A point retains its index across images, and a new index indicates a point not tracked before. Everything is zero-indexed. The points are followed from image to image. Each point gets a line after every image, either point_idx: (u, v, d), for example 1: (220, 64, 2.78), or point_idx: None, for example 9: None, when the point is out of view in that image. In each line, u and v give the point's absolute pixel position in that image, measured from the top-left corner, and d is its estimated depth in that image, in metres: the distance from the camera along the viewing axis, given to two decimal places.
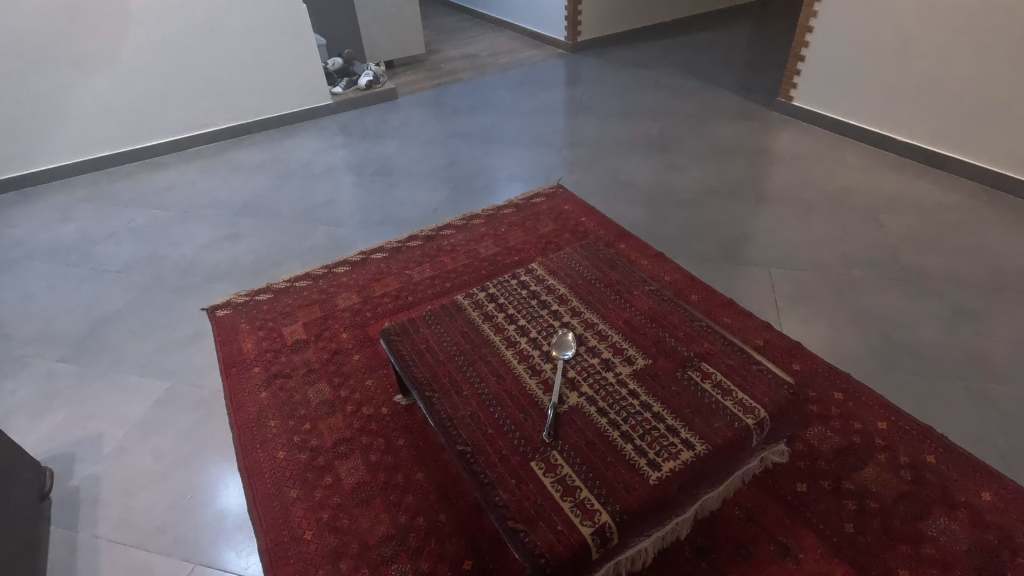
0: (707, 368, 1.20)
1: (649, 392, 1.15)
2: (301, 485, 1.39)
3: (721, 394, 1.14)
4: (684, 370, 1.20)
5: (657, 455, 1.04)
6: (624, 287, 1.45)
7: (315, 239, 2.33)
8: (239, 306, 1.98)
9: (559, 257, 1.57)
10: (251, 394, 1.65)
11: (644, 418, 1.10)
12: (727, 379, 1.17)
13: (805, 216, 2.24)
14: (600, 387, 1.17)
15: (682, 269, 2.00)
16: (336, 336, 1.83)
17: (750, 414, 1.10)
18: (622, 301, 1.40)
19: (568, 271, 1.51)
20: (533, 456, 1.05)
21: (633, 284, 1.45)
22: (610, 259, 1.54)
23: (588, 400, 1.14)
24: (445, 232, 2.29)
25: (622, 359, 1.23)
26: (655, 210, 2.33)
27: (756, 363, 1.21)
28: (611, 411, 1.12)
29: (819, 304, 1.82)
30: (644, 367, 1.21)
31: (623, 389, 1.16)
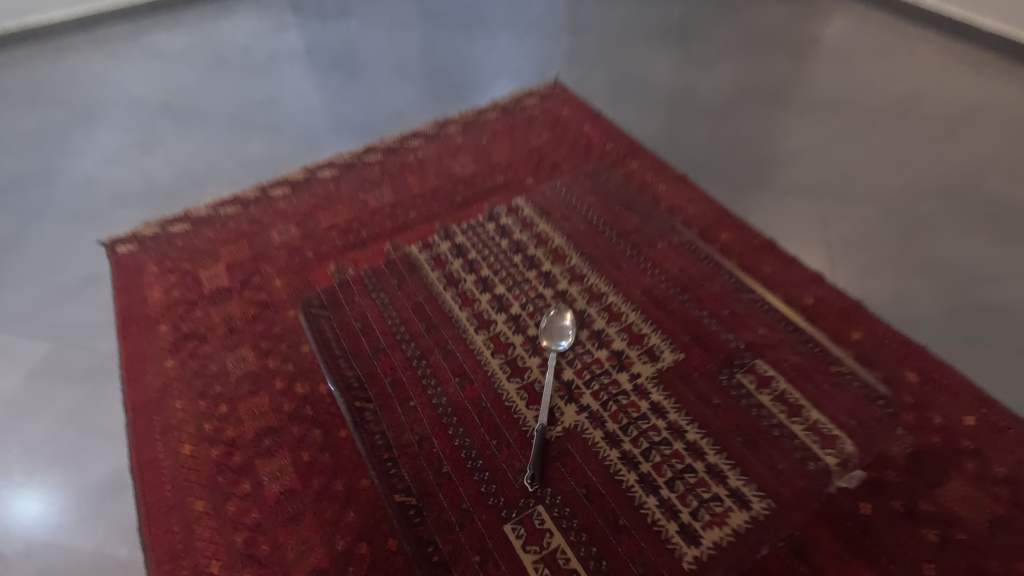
0: (766, 371, 1.02)
1: (684, 414, 0.98)
2: (210, 493, 1.07)
3: (788, 415, 0.97)
4: (731, 375, 1.03)
5: (693, 512, 0.88)
6: (641, 243, 1.27)
7: (250, 150, 1.85)
8: (146, 240, 1.56)
9: (566, 197, 1.39)
10: (154, 363, 1.28)
11: (672, 452, 0.94)
12: (793, 390, 1.00)
13: (864, 129, 1.78)
14: (612, 400, 1.01)
15: (709, 198, 1.56)
16: (268, 283, 1.42)
17: (832, 451, 0.93)
18: (645, 263, 1.23)
19: (572, 220, 1.33)
20: (508, 516, 0.92)
21: (657, 235, 1.29)
22: (625, 198, 1.39)
23: (596, 424, 0.99)
24: (412, 143, 1.81)
25: (644, 359, 1.06)
26: (677, 118, 1.84)
27: (835, 364, 1.03)
28: (628, 438, 0.97)
29: (884, 249, 1.43)
30: (674, 372, 1.04)
31: (644, 408, 1.00)
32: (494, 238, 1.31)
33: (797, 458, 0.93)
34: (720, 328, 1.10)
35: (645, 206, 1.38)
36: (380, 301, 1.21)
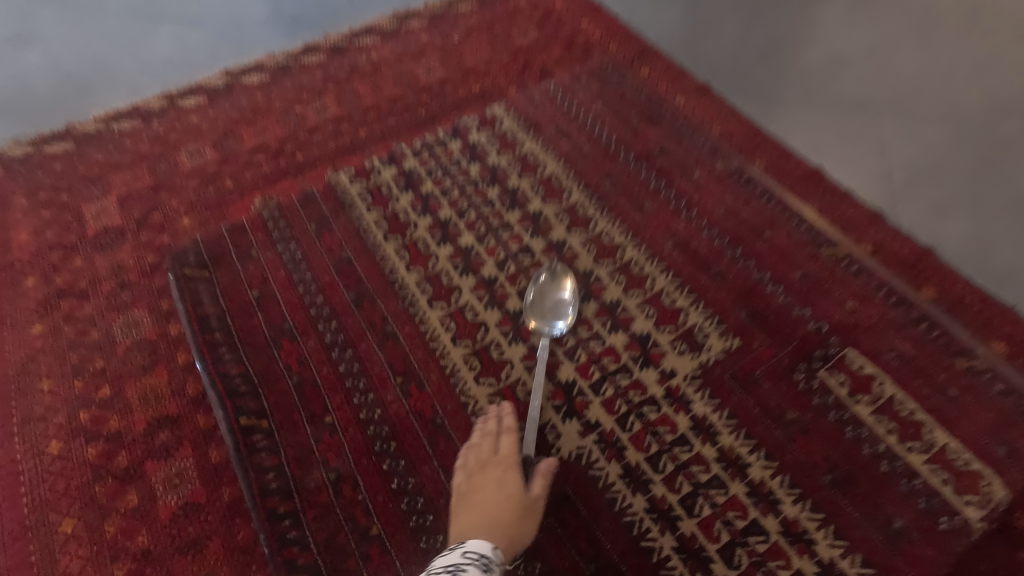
0: (863, 369, 0.82)
1: (744, 436, 0.78)
2: (84, 509, 0.80)
3: (894, 437, 0.77)
4: (809, 376, 0.82)
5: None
6: (670, 170, 1.05)
7: (155, 47, 1.45)
8: (15, 165, 1.20)
9: (579, 113, 1.14)
10: (17, 329, 0.97)
11: (728, 500, 0.74)
12: (902, 397, 0.80)
13: (929, 27, 1.43)
14: (636, 416, 0.80)
15: (738, 113, 1.23)
16: (173, 222, 1.10)
17: (976, 500, 0.73)
18: (677, 203, 1.01)
19: (583, 148, 1.08)
20: None
21: (690, 159, 1.07)
22: (649, 110, 1.15)
23: (613, 453, 0.79)
24: (364, 40, 1.43)
25: (684, 356, 0.84)
26: (697, 12, 1.47)
27: (952, 358, 0.83)
28: (662, 476, 0.76)
29: (957, 180, 1.13)
30: (727, 373, 0.82)
31: (678, 429, 0.79)
32: (467, 180, 1.05)
33: (919, 509, 0.73)
34: (794, 301, 0.89)
35: (678, 117, 1.15)
36: (287, 256, 0.97)
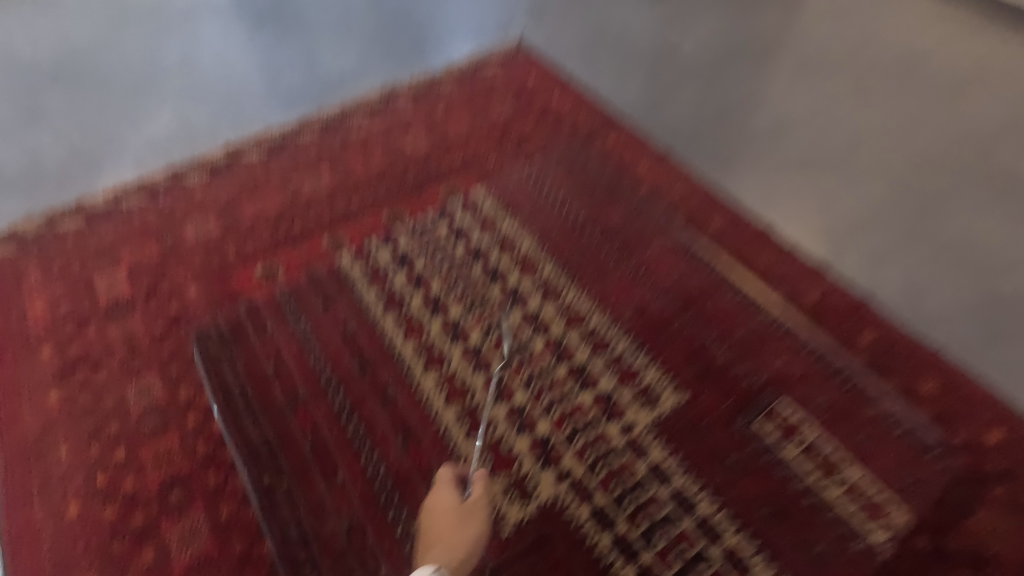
0: (791, 416, 0.95)
1: (694, 475, 0.90)
2: (102, 567, 0.86)
3: (819, 472, 0.90)
4: (748, 421, 0.94)
5: None
6: (631, 241, 1.16)
7: (159, 124, 1.56)
8: (29, 240, 1.28)
9: (545, 189, 1.27)
10: (34, 398, 1.04)
11: (680, 533, 0.86)
12: (824, 437, 0.93)
13: (863, 95, 1.60)
14: (602, 462, 0.92)
15: (695, 177, 1.37)
16: (181, 290, 1.19)
17: (878, 518, 0.86)
18: (638, 272, 1.12)
19: (551, 218, 1.21)
20: None
21: (648, 230, 1.19)
22: (612, 186, 1.27)
23: (582, 494, 0.90)
24: (355, 116, 1.56)
25: (641, 406, 0.97)
26: (657, 84, 1.63)
27: (873, 407, 0.95)
28: (625, 513, 0.88)
29: (888, 234, 1.27)
30: (679, 421, 0.95)
31: (639, 471, 0.91)
32: (454, 254, 1.18)
33: (836, 534, 0.85)
34: (735, 357, 1.01)
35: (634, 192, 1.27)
36: (298, 331, 1.07)
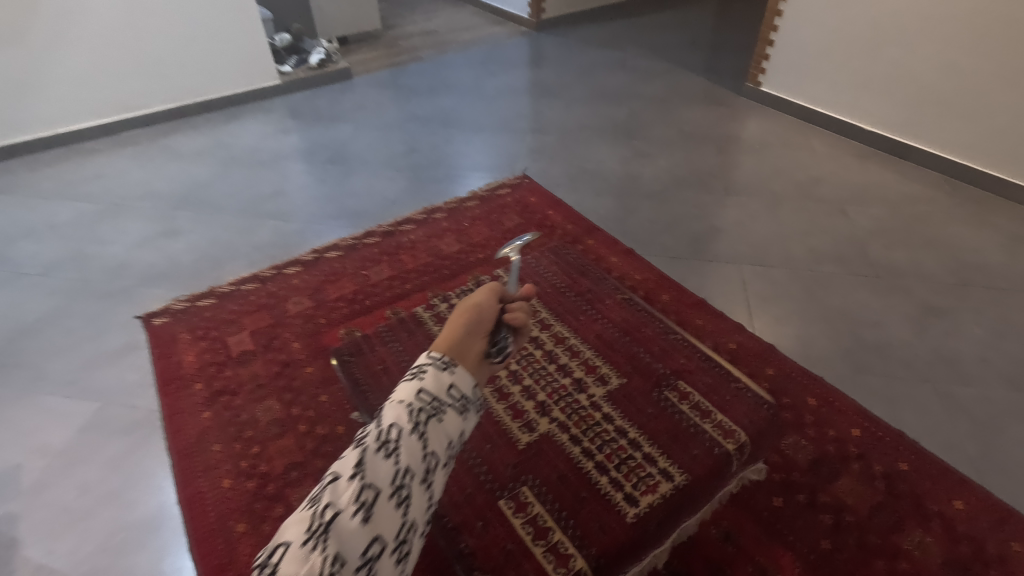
0: (684, 388, 1.30)
1: (625, 417, 1.25)
2: (248, 518, 1.28)
3: (699, 416, 1.22)
4: (661, 392, 1.31)
5: (635, 488, 1.10)
6: (595, 299, 1.64)
7: (263, 235, 2.14)
8: (177, 313, 1.80)
9: (532, 267, 1.80)
10: (192, 415, 1.50)
11: (619, 446, 1.19)
12: (704, 400, 1.26)
13: (774, 209, 2.18)
14: (574, 412, 1.28)
15: (652, 266, 1.90)
16: (287, 346, 1.68)
17: (730, 439, 1.16)
18: (594, 313, 1.59)
19: (539, 282, 1.72)
20: (501, 495, 1.14)
21: (605, 293, 1.65)
22: (581, 269, 1.77)
23: (560, 427, 1.26)
24: (405, 228, 2.14)
25: (597, 381, 1.36)
26: (624, 202, 2.23)
27: (736, 381, 1.29)
28: (588, 439, 1.22)
29: (789, 303, 1.76)
30: (619, 390, 1.33)
31: (597, 414, 1.27)
32: None
33: (709, 448, 1.15)
34: (654, 358, 1.42)
35: (594, 274, 1.77)
36: None
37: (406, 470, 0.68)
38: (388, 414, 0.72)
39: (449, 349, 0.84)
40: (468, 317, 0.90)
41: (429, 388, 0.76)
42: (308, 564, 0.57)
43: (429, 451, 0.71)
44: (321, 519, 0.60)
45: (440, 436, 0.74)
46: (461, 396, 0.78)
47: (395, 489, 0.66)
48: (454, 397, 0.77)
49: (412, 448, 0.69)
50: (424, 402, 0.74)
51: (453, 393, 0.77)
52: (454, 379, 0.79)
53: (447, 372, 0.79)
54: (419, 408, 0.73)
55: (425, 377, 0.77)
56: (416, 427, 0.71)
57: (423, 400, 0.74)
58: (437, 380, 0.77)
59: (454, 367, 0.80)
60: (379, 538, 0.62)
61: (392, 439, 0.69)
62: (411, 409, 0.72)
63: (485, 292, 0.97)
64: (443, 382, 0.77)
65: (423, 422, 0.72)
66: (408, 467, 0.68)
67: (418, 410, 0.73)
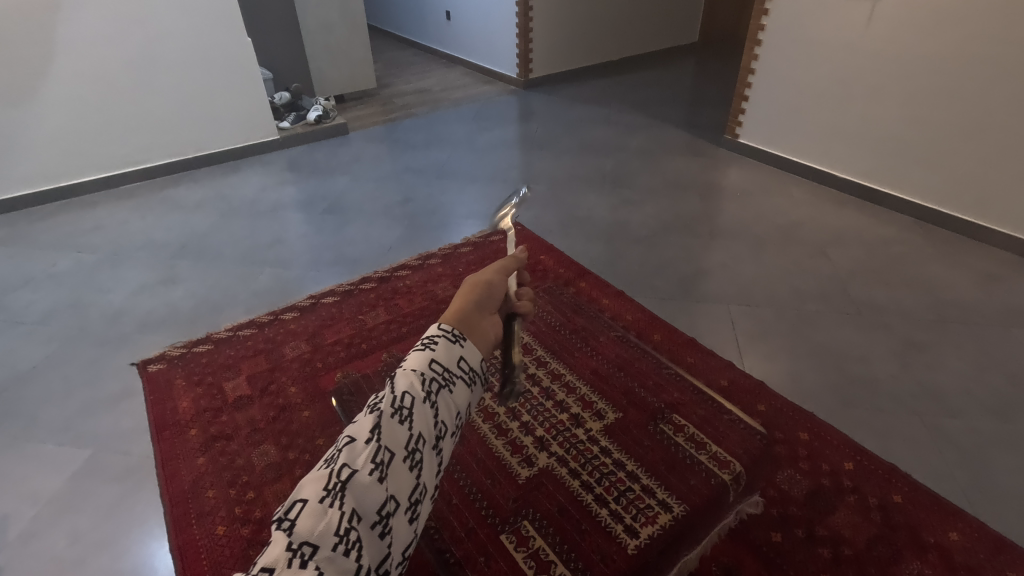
0: (679, 421, 1.35)
1: (622, 450, 1.30)
2: (242, 563, 1.26)
3: (696, 448, 1.26)
4: (657, 424, 1.36)
5: (635, 520, 1.13)
6: (588, 336, 1.72)
7: (260, 282, 2.18)
8: (173, 359, 1.81)
9: None
10: (187, 460, 1.49)
11: (617, 478, 1.23)
12: (699, 432, 1.30)
13: (757, 251, 2.27)
14: (572, 447, 1.32)
15: (642, 306, 1.95)
16: (284, 390, 1.69)
17: (726, 470, 1.20)
18: (589, 349, 1.67)
19: (535, 319, 1.79)
20: (503, 528, 1.17)
21: (599, 330, 1.74)
22: (574, 307, 1.86)
23: (559, 461, 1.29)
24: (400, 273, 2.19)
25: (593, 415, 1.41)
26: (613, 246, 2.31)
27: (728, 413, 1.34)
28: (587, 472, 1.26)
29: (777, 340, 1.82)
30: (615, 423, 1.39)
31: (595, 447, 1.32)
32: None
33: (706, 478, 1.19)
34: (648, 393, 1.48)
35: (588, 311, 1.86)
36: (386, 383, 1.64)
37: (419, 438, 0.65)
38: (400, 382, 0.68)
39: (458, 323, 0.77)
40: (477, 292, 0.81)
41: (441, 359, 0.71)
42: (327, 519, 0.55)
43: (440, 420, 0.69)
44: (337, 479, 0.58)
45: (450, 407, 0.70)
46: (470, 369, 0.73)
47: (409, 455, 0.64)
48: (465, 368, 0.73)
49: (425, 417, 0.66)
50: (435, 372, 0.70)
51: (463, 365, 0.73)
52: (465, 352, 0.73)
53: (458, 344, 0.74)
54: (431, 377, 0.69)
55: (436, 348, 0.72)
56: (428, 397, 0.68)
57: (434, 371, 0.70)
58: (448, 352, 0.72)
59: (465, 340, 0.75)
60: (394, 497, 0.61)
61: (405, 408, 0.66)
62: (423, 378, 0.69)
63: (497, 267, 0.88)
64: (453, 355, 0.72)
65: (435, 392, 0.69)
66: (421, 435, 0.66)
67: (429, 380, 0.69)
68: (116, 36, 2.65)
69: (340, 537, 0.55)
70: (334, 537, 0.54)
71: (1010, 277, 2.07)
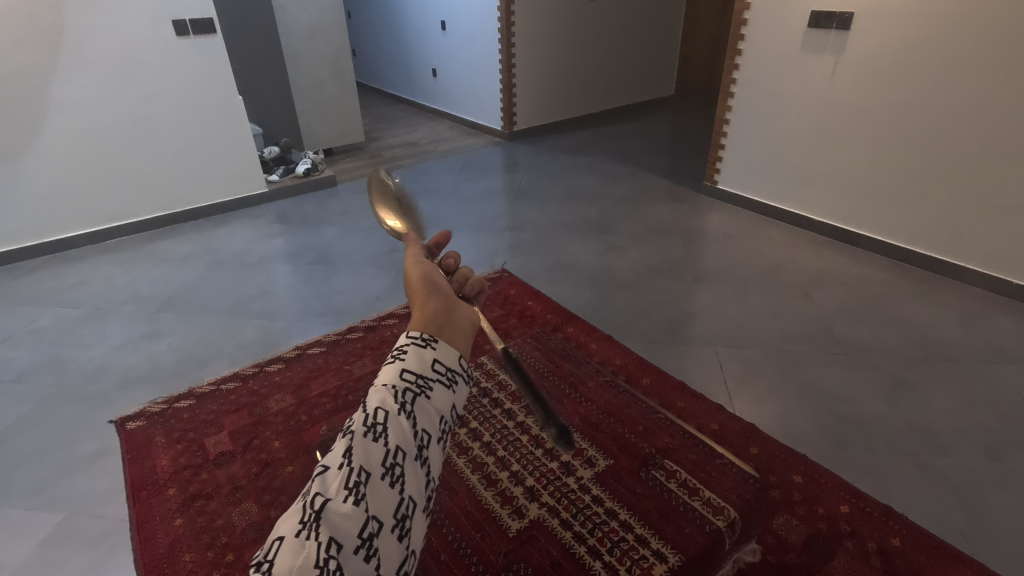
0: (671, 467, 1.34)
1: (615, 499, 1.28)
2: None
3: (689, 494, 1.25)
4: (648, 470, 1.35)
5: (630, 570, 1.12)
6: (576, 382, 1.71)
7: (246, 334, 2.16)
8: (154, 416, 1.77)
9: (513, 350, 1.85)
10: (164, 522, 1.43)
11: (610, 528, 1.22)
12: (692, 478, 1.30)
13: (742, 293, 2.30)
14: (563, 496, 1.30)
15: (630, 350, 1.96)
16: (268, 444, 1.64)
17: (721, 516, 1.17)
18: (579, 396, 1.65)
19: None
20: None
21: (587, 376, 1.74)
22: (562, 352, 1.86)
23: (550, 511, 1.27)
24: (388, 321, 2.20)
25: (583, 463, 1.39)
26: (600, 292, 2.33)
27: (720, 457, 1.33)
28: (579, 522, 1.24)
29: (766, 382, 1.82)
30: (605, 470, 1.37)
31: (586, 496, 1.30)
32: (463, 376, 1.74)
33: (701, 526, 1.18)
34: (638, 439, 1.46)
35: (575, 356, 1.86)
36: None
37: (396, 453, 0.51)
38: (370, 398, 0.53)
39: (426, 327, 0.58)
40: (431, 282, 0.62)
41: (414, 366, 0.55)
42: (304, 553, 0.45)
43: (421, 430, 0.54)
44: (311, 509, 0.48)
45: (433, 415, 0.54)
46: (450, 369, 0.57)
47: (386, 473, 0.50)
48: (444, 370, 0.56)
49: (402, 429, 0.51)
50: (409, 381, 0.54)
51: (441, 366, 0.56)
52: (439, 353, 0.56)
53: (430, 348, 0.57)
54: (404, 387, 0.53)
55: (405, 354, 0.56)
56: (404, 409, 0.53)
57: (407, 379, 0.54)
58: (419, 356, 0.56)
59: (437, 341, 0.58)
60: (376, 517, 0.49)
61: (378, 424, 0.51)
62: (395, 392, 0.53)
63: (412, 255, 0.69)
64: (425, 359, 0.56)
65: (412, 403, 0.53)
66: (398, 449, 0.51)
67: (402, 391, 0.53)
68: (109, 96, 2.71)
69: (320, 570, 0.45)
70: (313, 573, 0.44)
71: (989, 314, 2.11)
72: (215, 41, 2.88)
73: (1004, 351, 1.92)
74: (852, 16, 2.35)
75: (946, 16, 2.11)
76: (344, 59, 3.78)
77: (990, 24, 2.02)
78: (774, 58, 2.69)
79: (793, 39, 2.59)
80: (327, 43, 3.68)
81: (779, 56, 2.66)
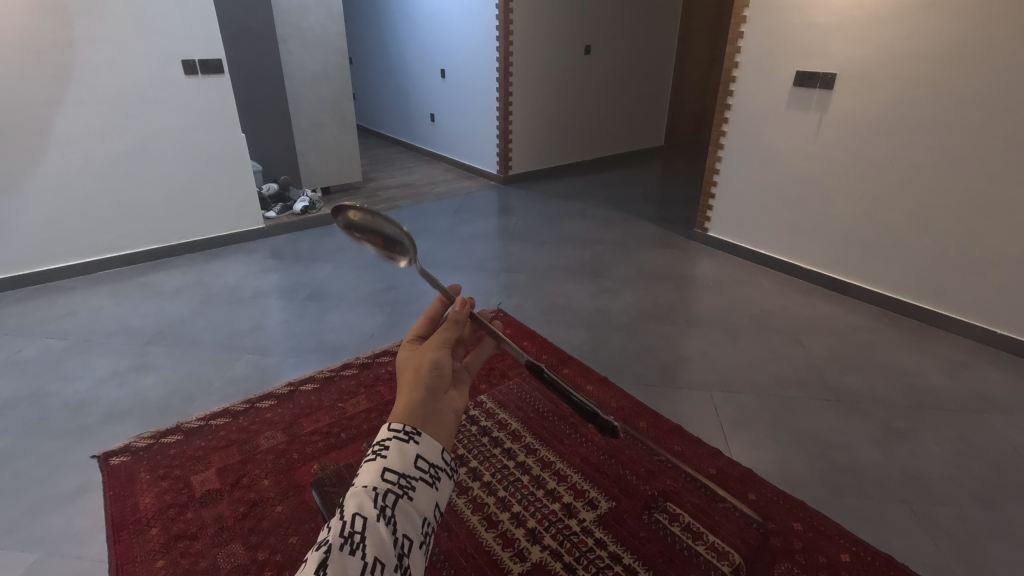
0: (673, 509, 1.40)
1: (616, 540, 1.31)
2: None
3: (693, 538, 1.33)
4: (651, 512, 1.39)
5: None
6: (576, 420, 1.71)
7: (237, 369, 2.12)
8: (139, 451, 1.72)
9: (511, 389, 1.85)
10: (144, 564, 1.37)
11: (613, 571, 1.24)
12: (694, 521, 1.38)
13: (734, 339, 2.32)
14: (566, 539, 1.31)
15: (626, 393, 1.95)
16: (257, 483, 1.60)
17: (726, 560, 1.29)
18: (578, 436, 1.64)
19: (519, 403, 1.78)
20: None
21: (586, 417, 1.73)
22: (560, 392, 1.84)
23: (553, 555, 1.27)
24: (383, 358, 2.19)
25: (585, 504, 1.40)
26: (595, 333, 2.34)
27: (722, 502, 1.43)
28: (583, 566, 1.25)
29: (761, 427, 1.82)
30: (608, 512, 1.39)
31: (589, 538, 1.31)
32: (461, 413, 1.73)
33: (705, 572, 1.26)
34: (641, 482, 1.48)
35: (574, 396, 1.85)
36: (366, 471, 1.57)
37: (375, 566, 0.47)
38: (348, 503, 0.50)
39: (409, 417, 0.56)
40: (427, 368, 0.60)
41: (397, 465, 0.52)
42: None
43: (400, 535, 0.50)
44: None
45: (415, 519, 0.52)
46: (432, 466, 0.55)
47: None
48: (426, 467, 0.54)
49: (381, 538, 0.48)
50: (391, 482, 0.51)
51: (423, 464, 0.54)
52: (422, 449, 0.54)
53: (413, 443, 0.54)
54: (386, 489, 0.51)
55: (387, 451, 0.53)
56: (384, 513, 0.50)
57: (389, 480, 0.52)
58: (401, 453, 0.53)
59: (420, 435, 0.55)
60: None
61: (356, 534, 0.48)
62: (376, 494, 0.50)
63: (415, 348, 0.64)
64: (408, 456, 0.53)
65: (392, 507, 0.51)
66: (377, 561, 0.47)
67: (384, 493, 0.51)
68: (113, 130, 2.75)
69: None
70: None
71: (975, 364, 2.15)
72: (221, 81, 2.95)
73: (992, 400, 1.95)
74: (835, 75, 2.48)
75: (922, 82, 2.24)
76: (346, 102, 3.88)
77: (967, 88, 2.13)
78: (763, 112, 2.81)
79: (780, 96, 2.72)
80: (330, 87, 3.78)
81: (768, 111, 2.79)
